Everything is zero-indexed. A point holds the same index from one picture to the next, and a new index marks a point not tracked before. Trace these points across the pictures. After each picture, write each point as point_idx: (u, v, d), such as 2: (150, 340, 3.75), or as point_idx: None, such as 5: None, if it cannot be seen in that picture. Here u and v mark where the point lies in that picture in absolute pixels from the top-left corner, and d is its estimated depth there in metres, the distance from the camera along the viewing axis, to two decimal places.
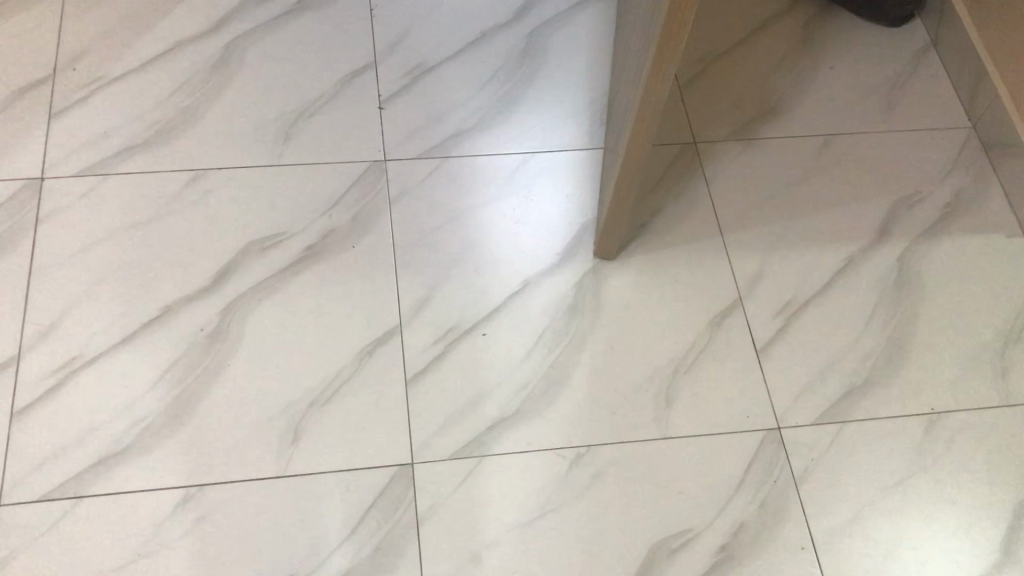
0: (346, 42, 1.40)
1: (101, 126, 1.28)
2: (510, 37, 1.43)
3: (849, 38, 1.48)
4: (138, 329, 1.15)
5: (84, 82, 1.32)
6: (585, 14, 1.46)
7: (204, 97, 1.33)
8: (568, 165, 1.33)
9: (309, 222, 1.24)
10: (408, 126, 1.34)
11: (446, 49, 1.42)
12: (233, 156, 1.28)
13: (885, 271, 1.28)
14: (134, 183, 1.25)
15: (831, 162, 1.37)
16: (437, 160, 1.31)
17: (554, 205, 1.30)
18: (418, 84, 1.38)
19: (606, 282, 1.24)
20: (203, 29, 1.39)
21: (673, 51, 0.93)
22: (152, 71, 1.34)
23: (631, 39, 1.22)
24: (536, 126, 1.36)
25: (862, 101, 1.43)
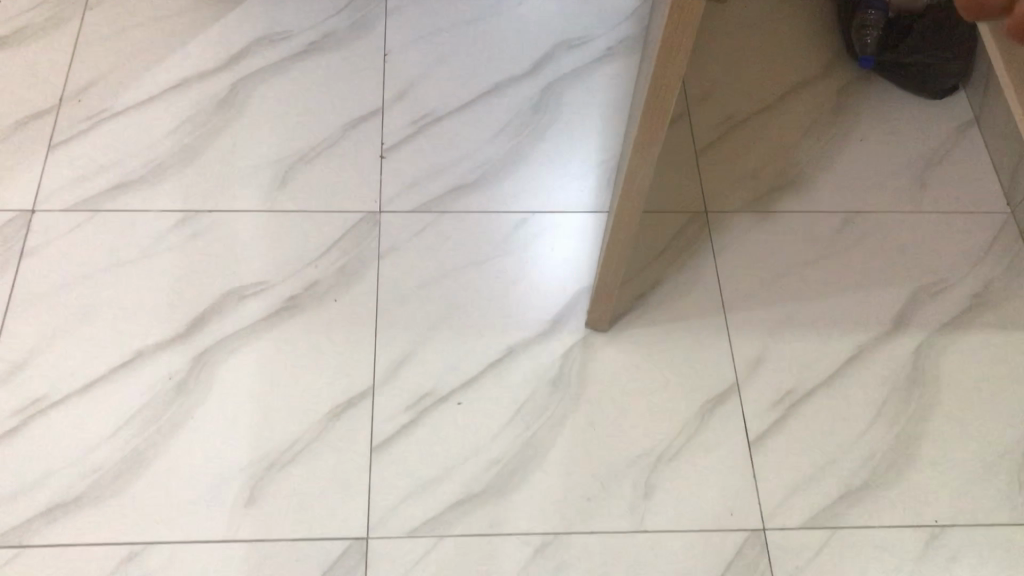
0: (356, 87, 1.38)
1: (98, 162, 1.27)
2: (524, 90, 1.39)
3: (883, 110, 1.40)
4: (106, 374, 1.12)
5: (87, 115, 1.32)
6: (603, 71, 1.42)
7: (205, 135, 1.31)
8: (570, 227, 1.28)
9: (293, 272, 1.21)
10: (408, 178, 1.30)
11: (456, 99, 1.38)
12: (225, 198, 1.26)
13: (898, 364, 1.20)
14: (122, 221, 1.23)
15: (851, 241, 1.28)
16: (433, 215, 1.27)
17: (550, 270, 1.24)
18: (424, 133, 1.34)
19: (595, 356, 1.18)
20: (212, 66, 1.38)
21: (669, 94, 0.88)
22: (156, 108, 1.33)
23: None
24: (541, 184, 1.31)
25: (892, 177, 1.34)
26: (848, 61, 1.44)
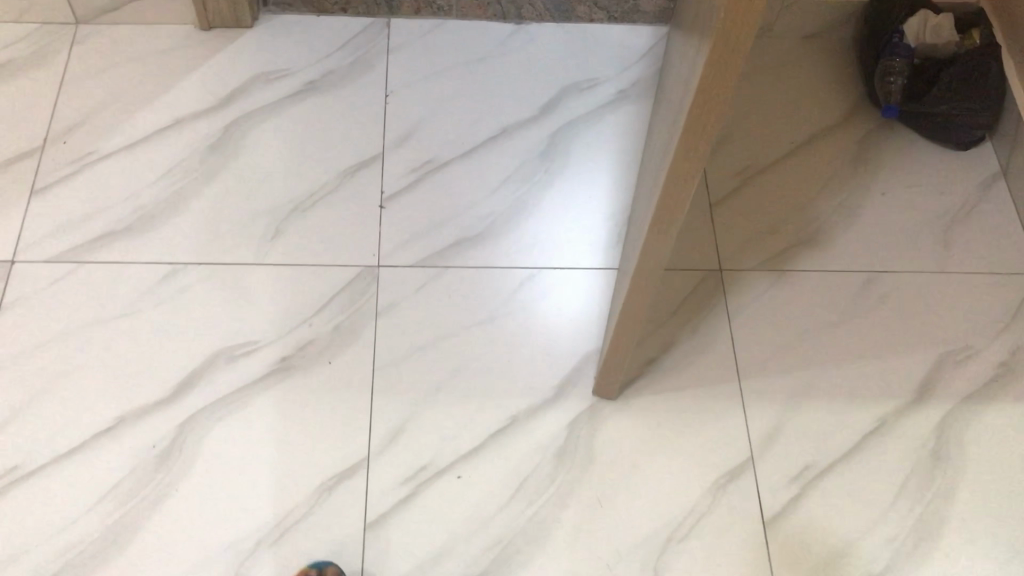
0: (355, 131, 1.32)
1: (83, 209, 1.22)
2: (531, 137, 1.34)
3: (906, 161, 1.34)
4: (86, 441, 1.06)
5: (72, 158, 1.26)
6: (613, 118, 1.37)
7: (195, 181, 1.25)
8: (579, 285, 1.22)
9: (285, 331, 1.15)
10: (409, 229, 1.24)
11: (460, 146, 1.32)
12: (215, 251, 1.20)
13: (922, 438, 1.13)
14: (107, 274, 1.17)
15: (872, 303, 1.22)
16: (435, 270, 1.21)
17: (557, 331, 1.18)
18: (426, 181, 1.28)
19: (603, 426, 1.11)
20: (205, 105, 1.32)
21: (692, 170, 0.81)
22: (144, 151, 1.27)
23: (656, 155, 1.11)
24: (549, 237, 1.25)
25: (915, 235, 1.28)
26: (869, 109, 1.38)
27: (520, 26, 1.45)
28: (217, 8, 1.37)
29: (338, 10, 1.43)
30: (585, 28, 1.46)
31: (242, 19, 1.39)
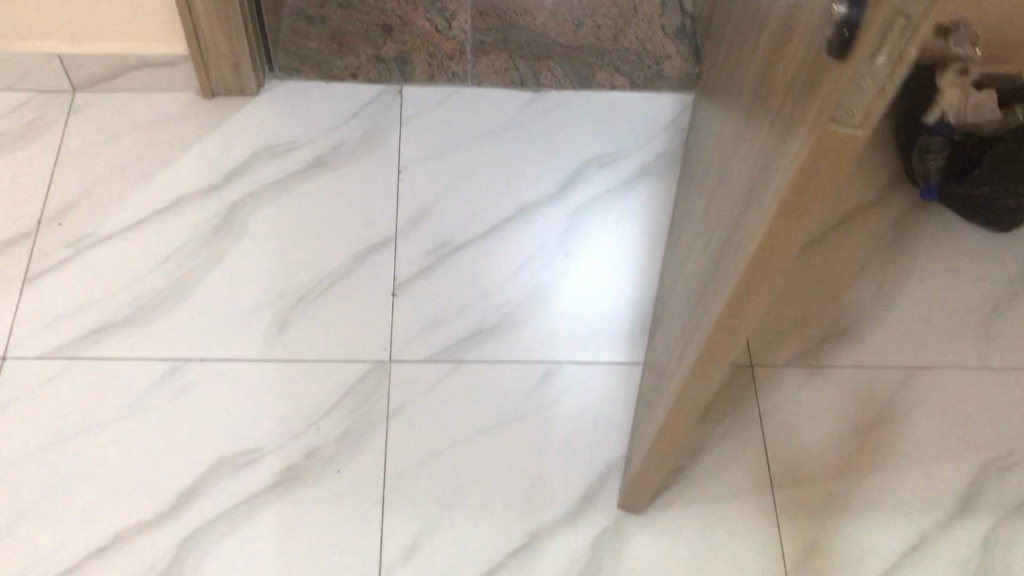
0: (366, 211, 1.25)
1: (79, 298, 1.15)
2: (551, 217, 1.27)
3: (945, 244, 1.27)
4: (79, 559, 1.00)
5: (68, 242, 1.20)
6: (637, 196, 1.30)
7: (197, 267, 1.19)
8: (602, 381, 1.15)
9: (293, 435, 1.08)
10: (423, 319, 1.17)
11: (476, 227, 1.26)
12: (218, 345, 1.13)
13: (967, 555, 1.06)
14: (104, 371, 1.11)
15: (911, 403, 1.16)
16: (450, 365, 1.14)
17: (579, 434, 1.11)
18: (440, 266, 1.22)
19: (628, 542, 1.05)
20: (208, 183, 1.26)
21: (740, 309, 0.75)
22: (144, 233, 1.21)
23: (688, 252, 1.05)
24: (570, 327, 1.19)
25: (955, 326, 1.21)
26: (906, 188, 1.31)
27: (538, 93, 1.39)
28: (220, 77, 1.31)
29: (348, 76, 1.38)
30: (606, 96, 1.39)
31: (246, 88, 1.33)
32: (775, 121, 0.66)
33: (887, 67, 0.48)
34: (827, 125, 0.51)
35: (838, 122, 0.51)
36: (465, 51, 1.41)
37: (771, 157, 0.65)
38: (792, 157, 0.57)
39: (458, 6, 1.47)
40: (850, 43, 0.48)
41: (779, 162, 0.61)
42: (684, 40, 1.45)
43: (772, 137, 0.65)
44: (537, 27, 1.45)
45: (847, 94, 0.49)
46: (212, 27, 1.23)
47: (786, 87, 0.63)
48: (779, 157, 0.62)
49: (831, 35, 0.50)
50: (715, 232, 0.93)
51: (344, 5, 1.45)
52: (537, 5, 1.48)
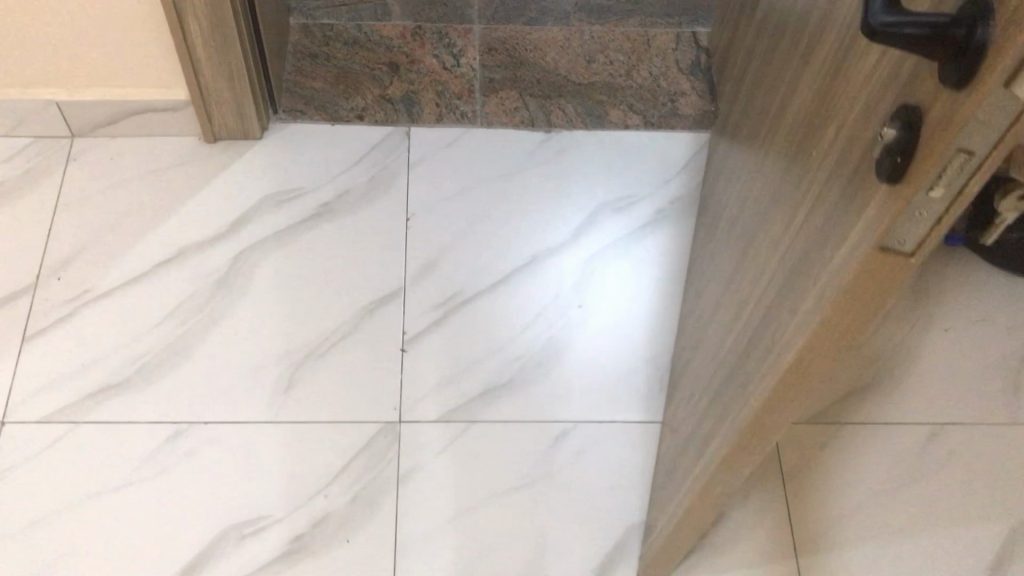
0: (374, 261, 1.22)
1: (79, 358, 1.12)
2: (564, 266, 1.24)
3: (972, 292, 1.23)
4: None
5: (68, 297, 1.16)
6: (654, 241, 1.26)
7: (201, 322, 1.15)
8: (620, 441, 1.11)
9: (301, 503, 1.05)
10: (433, 376, 1.14)
11: (488, 276, 1.22)
12: (223, 406, 1.10)
13: None
14: (106, 435, 1.07)
15: (939, 462, 1.12)
16: (462, 425, 1.11)
17: (596, 499, 1.08)
18: (451, 319, 1.18)
19: None
20: (212, 233, 1.22)
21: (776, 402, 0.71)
22: (146, 287, 1.17)
23: (707, 313, 1.01)
24: (585, 384, 1.15)
25: (983, 379, 1.17)
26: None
27: (549, 134, 1.35)
28: (223, 121, 1.27)
29: (354, 117, 1.34)
30: (620, 135, 1.35)
31: (250, 132, 1.30)
32: (808, 213, 0.63)
33: (944, 201, 0.43)
34: (875, 251, 0.48)
35: (890, 250, 0.48)
36: (474, 90, 1.38)
37: (806, 254, 0.61)
38: (836, 268, 0.53)
39: (466, 42, 1.43)
40: (907, 167, 0.44)
41: (820, 265, 0.57)
42: (698, 75, 1.42)
43: (810, 235, 0.61)
44: (547, 63, 1.41)
45: (899, 225, 0.46)
46: (211, 71, 1.19)
47: (826, 185, 0.59)
48: (817, 261, 0.58)
49: (879, 153, 0.48)
50: (729, 298, 0.89)
51: (350, 42, 1.42)
52: (548, 39, 1.44)
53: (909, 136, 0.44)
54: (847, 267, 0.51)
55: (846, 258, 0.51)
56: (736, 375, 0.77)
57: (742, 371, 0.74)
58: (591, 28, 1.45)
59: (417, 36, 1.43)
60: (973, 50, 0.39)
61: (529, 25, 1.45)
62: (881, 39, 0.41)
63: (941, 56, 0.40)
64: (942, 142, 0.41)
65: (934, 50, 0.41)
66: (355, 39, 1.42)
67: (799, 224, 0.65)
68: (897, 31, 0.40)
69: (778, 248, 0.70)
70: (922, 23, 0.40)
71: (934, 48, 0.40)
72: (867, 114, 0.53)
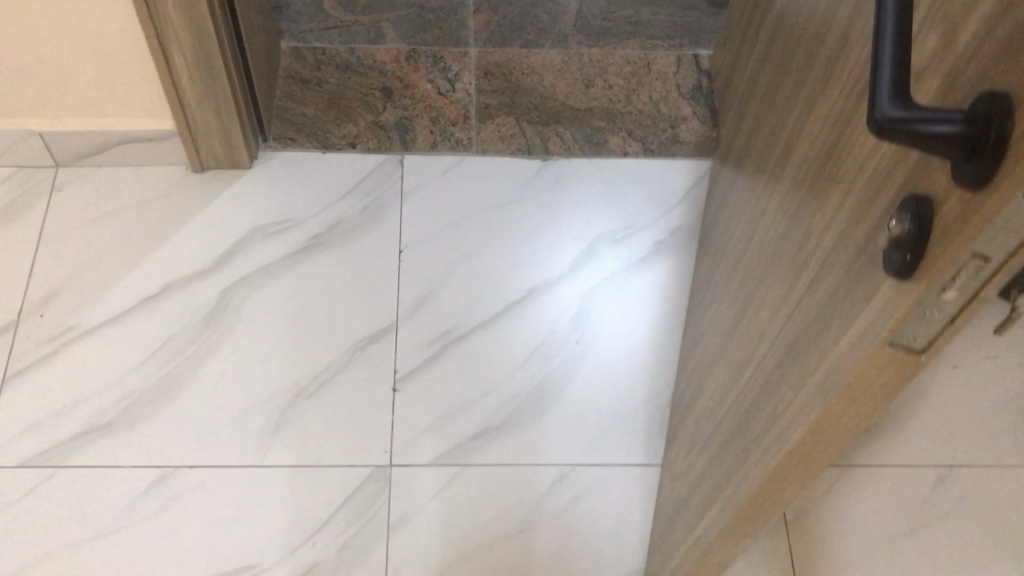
0: (366, 296, 1.18)
1: (61, 399, 1.09)
2: (562, 299, 1.20)
3: None
4: None
5: (50, 336, 1.13)
6: (654, 273, 1.23)
7: (187, 361, 1.12)
8: (618, 485, 1.08)
9: (288, 551, 1.02)
10: (426, 417, 1.10)
11: (483, 311, 1.19)
12: (209, 449, 1.07)
13: None
14: (88, 480, 1.04)
15: (947, 507, 1.08)
16: (455, 468, 1.08)
17: (593, 546, 1.04)
18: (445, 356, 1.15)
19: None
20: (198, 267, 1.19)
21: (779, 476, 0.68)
22: (131, 324, 1.14)
23: (707, 357, 0.97)
24: (583, 424, 1.12)
25: None
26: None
27: (546, 162, 1.32)
28: (211, 151, 1.24)
29: (346, 145, 1.31)
30: (619, 163, 1.32)
31: (239, 161, 1.27)
32: (812, 283, 0.59)
33: (957, 303, 0.40)
34: (884, 344, 0.45)
35: (899, 345, 0.44)
36: (469, 116, 1.35)
37: (808, 327, 0.58)
38: (841, 355, 0.50)
39: (462, 66, 1.39)
40: (919, 262, 0.41)
41: (823, 344, 0.54)
42: (699, 100, 1.38)
43: (811, 308, 0.58)
44: (544, 87, 1.38)
45: (910, 321, 0.43)
46: (198, 101, 1.16)
47: (830, 256, 0.56)
48: (821, 338, 0.55)
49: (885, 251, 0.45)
50: (729, 349, 0.86)
51: (343, 66, 1.38)
52: (545, 63, 1.40)
53: (919, 230, 0.41)
54: (852, 357, 0.48)
55: (852, 348, 0.48)
56: (736, 438, 0.73)
57: (743, 437, 0.70)
58: (589, 50, 1.42)
59: (411, 60, 1.40)
60: (994, 150, 0.35)
61: (526, 48, 1.42)
62: (888, 136, 0.38)
63: (956, 155, 0.37)
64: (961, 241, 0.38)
65: (948, 150, 0.37)
66: (348, 63, 1.39)
67: (802, 293, 0.61)
68: (909, 128, 0.37)
69: (778, 311, 0.67)
70: (939, 119, 0.37)
71: (949, 147, 0.37)
72: (876, 190, 0.50)
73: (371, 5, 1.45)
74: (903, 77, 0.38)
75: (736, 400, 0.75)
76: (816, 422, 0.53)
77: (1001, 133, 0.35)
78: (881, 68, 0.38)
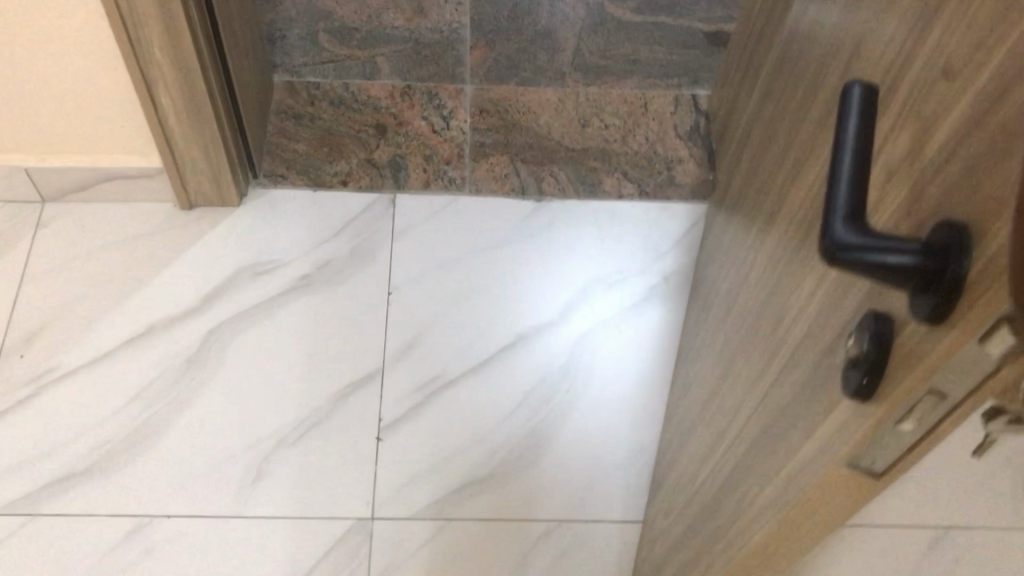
0: (353, 340, 1.16)
1: (39, 443, 1.07)
2: (552, 345, 1.18)
3: None
4: None
5: (30, 376, 1.11)
6: (648, 320, 1.20)
7: (169, 405, 1.10)
8: (605, 542, 1.06)
9: None
10: (410, 467, 1.08)
11: (471, 357, 1.17)
12: (188, 498, 1.05)
13: None
14: (64, 528, 1.02)
15: None
16: (439, 522, 1.05)
17: None
18: (431, 404, 1.13)
19: None
20: (183, 308, 1.17)
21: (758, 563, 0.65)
22: (114, 366, 1.13)
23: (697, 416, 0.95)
24: (570, 476, 1.09)
25: None
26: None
27: (539, 203, 1.30)
28: (199, 189, 1.23)
29: (337, 183, 1.29)
30: (614, 205, 1.30)
31: (227, 199, 1.25)
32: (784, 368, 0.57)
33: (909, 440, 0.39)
34: (837, 466, 0.43)
35: (852, 468, 0.43)
36: (463, 155, 1.33)
37: (780, 416, 0.56)
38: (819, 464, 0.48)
39: (457, 103, 1.38)
40: (876, 386, 0.40)
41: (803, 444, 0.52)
42: (697, 141, 1.36)
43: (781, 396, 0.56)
44: (540, 126, 1.36)
45: (863, 447, 0.41)
46: (185, 142, 1.15)
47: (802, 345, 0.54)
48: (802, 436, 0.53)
49: (846, 364, 0.43)
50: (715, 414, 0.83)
51: (336, 102, 1.37)
52: (541, 101, 1.39)
53: (877, 348, 0.40)
54: (812, 461, 0.46)
55: (816, 454, 0.46)
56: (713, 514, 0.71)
57: (719, 515, 0.68)
58: (586, 88, 1.40)
59: (405, 96, 1.38)
60: (948, 286, 0.33)
61: (522, 85, 1.40)
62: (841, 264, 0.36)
63: (913, 287, 0.35)
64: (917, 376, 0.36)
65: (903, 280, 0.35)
66: (342, 98, 1.37)
67: (778, 377, 0.59)
68: (862, 258, 0.35)
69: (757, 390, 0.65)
70: (892, 249, 0.35)
71: (904, 278, 0.35)
72: (851, 288, 0.48)
73: (367, 39, 1.44)
74: (859, 201, 0.36)
75: (715, 474, 0.73)
76: (785, 522, 0.51)
77: (956, 269, 0.33)
78: (837, 190, 0.36)
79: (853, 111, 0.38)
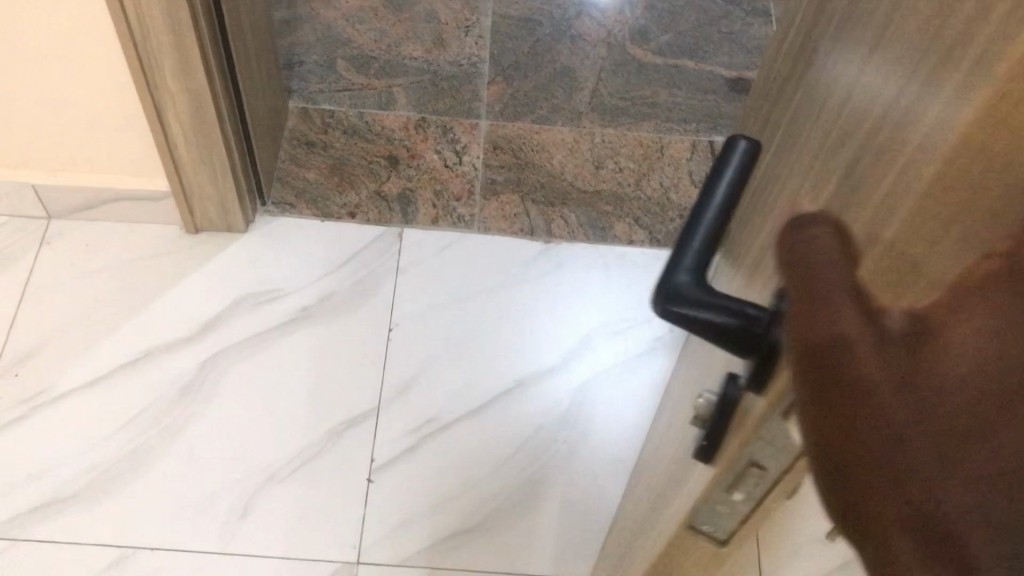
0: (350, 377, 1.15)
1: (27, 466, 1.06)
2: (551, 391, 1.16)
3: None
4: None
5: (23, 397, 1.10)
6: (651, 371, 1.18)
7: (162, 434, 1.09)
8: None
9: None
10: (399, 512, 1.06)
11: (468, 400, 1.15)
12: (174, 532, 1.03)
13: None
14: (45, 556, 1.00)
15: None
16: (426, 571, 1.03)
17: None
18: (423, 447, 1.11)
19: None
20: (181, 335, 1.16)
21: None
22: (108, 391, 1.11)
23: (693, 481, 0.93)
24: (562, 531, 1.07)
25: None
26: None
27: (548, 244, 1.28)
28: (205, 214, 1.22)
29: (345, 214, 1.28)
30: (622, 250, 1.28)
31: (233, 225, 1.24)
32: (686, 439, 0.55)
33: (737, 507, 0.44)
34: (684, 528, 0.49)
35: (697, 529, 0.48)
36: (472, 192, 1.31)
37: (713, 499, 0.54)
38: None
39: (471, 138, 1.36)
40: (713, 449, 0.42)
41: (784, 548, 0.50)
42: None
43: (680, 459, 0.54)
44: (553, 166, 1.35)
45: (699, 508, 0.46)
46: (193, 167, 1.14)
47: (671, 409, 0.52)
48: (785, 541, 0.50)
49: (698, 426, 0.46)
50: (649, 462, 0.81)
51: (350, 131, 1.36)
52: (556, 140, 1.37)
53: (723, 415, 0.42)
54: (690, 517, 0.47)
55: None
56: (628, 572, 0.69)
57: None
58: (603, 130, 1.39)
59: (420, 128, 1.37)
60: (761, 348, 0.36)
61: (537, 122, 1.39)
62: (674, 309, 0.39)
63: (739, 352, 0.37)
64: (736, 446, 0.39)
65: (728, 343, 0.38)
66: (356, 128, 1.36)
67: (681, 438, 0.57)
68: (690, 305, 0.38)
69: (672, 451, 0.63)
70: (722, 309, 0.37)
71: (726, 338, 0.37)
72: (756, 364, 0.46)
73: (385, 69, 1.43)
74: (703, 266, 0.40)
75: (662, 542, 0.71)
76: None
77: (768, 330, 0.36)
78: (687, 251, 0.41)
79: (720, 190, 0.42)
